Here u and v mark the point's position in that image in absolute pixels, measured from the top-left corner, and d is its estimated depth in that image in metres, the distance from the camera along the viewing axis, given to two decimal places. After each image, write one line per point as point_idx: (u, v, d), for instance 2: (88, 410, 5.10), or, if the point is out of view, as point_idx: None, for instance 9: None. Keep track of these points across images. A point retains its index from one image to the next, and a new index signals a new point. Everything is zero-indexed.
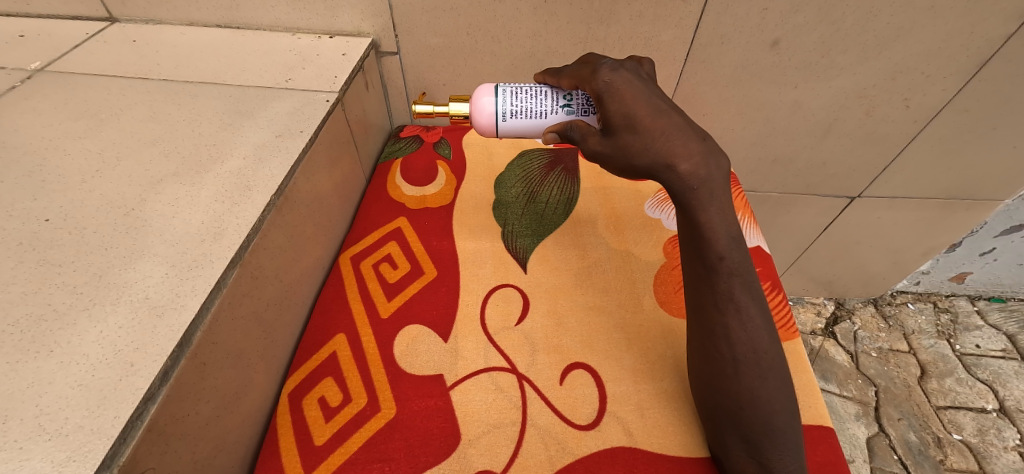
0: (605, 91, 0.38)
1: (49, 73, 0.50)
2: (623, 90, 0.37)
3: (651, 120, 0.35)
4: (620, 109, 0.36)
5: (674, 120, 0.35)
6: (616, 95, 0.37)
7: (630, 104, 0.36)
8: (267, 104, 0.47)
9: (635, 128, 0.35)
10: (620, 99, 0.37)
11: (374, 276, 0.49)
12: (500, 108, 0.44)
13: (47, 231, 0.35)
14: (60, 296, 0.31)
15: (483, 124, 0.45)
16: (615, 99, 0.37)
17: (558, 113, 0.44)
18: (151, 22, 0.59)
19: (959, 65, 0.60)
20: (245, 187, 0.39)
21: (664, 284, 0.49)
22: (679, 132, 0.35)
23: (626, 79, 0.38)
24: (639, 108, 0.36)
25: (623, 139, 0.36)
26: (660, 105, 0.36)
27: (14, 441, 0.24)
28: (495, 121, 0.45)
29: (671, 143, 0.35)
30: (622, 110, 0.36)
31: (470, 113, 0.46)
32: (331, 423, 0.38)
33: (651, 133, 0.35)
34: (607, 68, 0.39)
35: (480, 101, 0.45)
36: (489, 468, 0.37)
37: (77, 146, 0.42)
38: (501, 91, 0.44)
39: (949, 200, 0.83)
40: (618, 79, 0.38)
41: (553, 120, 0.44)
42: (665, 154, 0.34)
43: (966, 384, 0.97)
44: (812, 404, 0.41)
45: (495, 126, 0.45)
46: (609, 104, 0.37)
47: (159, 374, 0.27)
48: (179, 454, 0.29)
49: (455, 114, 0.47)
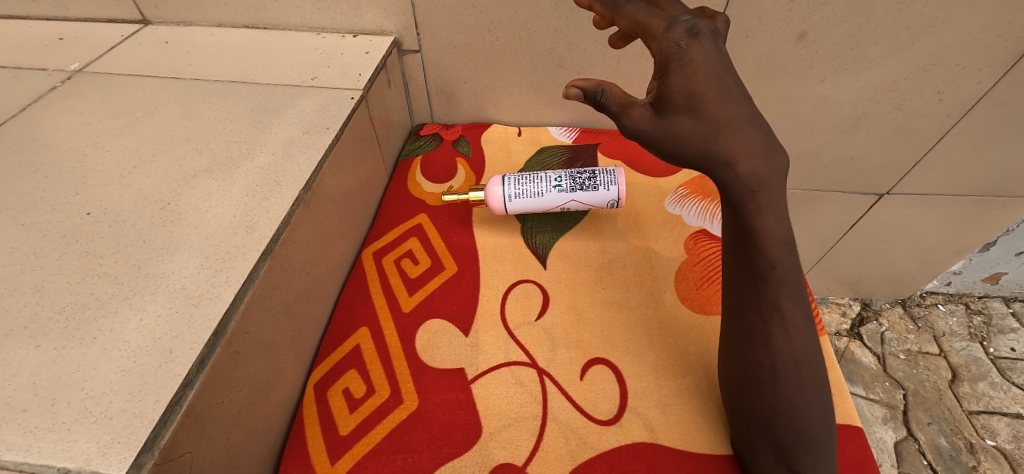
0: (675, 59, 0.33)
1: (87, 75, 0.52)
2: (696, 63, 0.33)
3: (717, 107, 0.32)
4: (687, 86, 0.33)
5: (740, 111, 0.33)
6: (686, 67, 0.33)
7: (700, 83, 0.32)
8: (294, 101, 0.49)
9: (698, 112, 0.33)
10: (691, 72, 0.33)
11: (396, 271, 0.50)
12: (507, 193, 0.51)
13: (88, 224, 0.36)
14: (102, 286, 0.32)
15: (493, 203, 0.52)
16: (684, 71, 0.33)
17: (554, 192, 0.51)
18: (182, 24, 0.60)
19: (996, 56, 0.57)
20: (275, 181, 0.40)
21: (685, 281, 0.49)
22: (743, 125, 0.33)
23: (702, 49, 0.33)
24: (709, 89, 0.32)
25: (681, 121, 0.33)
26: (730, 89, 0.33)
27: (62, 423, 0.25)
28: (504, 203, 0.51)
29: (733, 138, 0.32)
30: (689, 87, 0.33)
31: (481, 196, 0.52)
32: (355, 413, 0.39)
33: (715, 122, 0.32)
34: (684, 29, 0.33)
35: (490, 189, 0.51)
36: (511, 461, 0.37)
37: (115, 143, 0.43)
38: (506, 180, 0.51)
39: (984, 198, 0.80)
40: (694, 48, 0.33)
41: (549, 198, 0.51)
42: (726, 149, 0.32)
43: (1001, 389, 0.94)
44: (839, 403, 0.40)
45: (504, 206, 0.52)
46: (676, 75, 0.33)
47: (196, 362, 0.28)
48: (215, 439, 0.30)
49: (476, 199, 0.52)
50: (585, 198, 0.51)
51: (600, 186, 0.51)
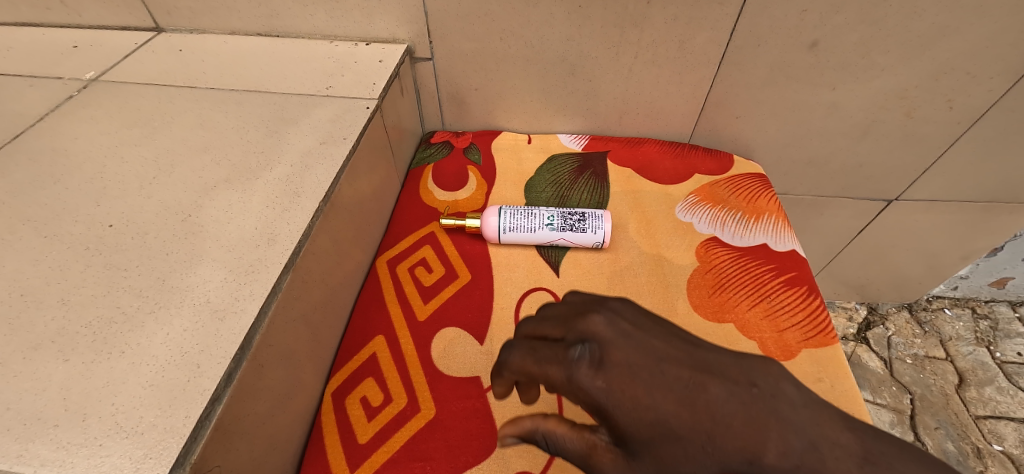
0: (599, 383, 0.25)
1: (102, 83, 0.52)
2: (621, 364, 0.25)
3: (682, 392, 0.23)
4: (627, 399, 0.24)
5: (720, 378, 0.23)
6: (614, 372, 0.25)
7: (636, 380, 0.24)
8: (310, 111, 0.49)
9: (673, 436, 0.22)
10: (622, 379, 0.24)
11: (410, 279, 0.50)
12: (502, 225, 0.52)
13: (111, 236, 0.36)
14: (128, 299, 0.32)
15: (489, 233, 0.52)
16: (608, 378, 0.25)
17: (546, 228, 0.52)
18: (195, 31, 0.61)
19: (1007, 64, 0.58)
20: (294, 193, 0.40)
21: (697, 288, 0.49)
22: (742, 389, 0.23)
23: (616, 338, 0.26)
24: (656, 384, 0.24)
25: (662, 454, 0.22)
26: (685, 367, 0.24)
27: (94, 438, 0.26)
28: (499, 234, 0.52)
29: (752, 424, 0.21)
30: (624, 392, 0.24)
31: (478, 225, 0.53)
32: (373, 422, 0.39)
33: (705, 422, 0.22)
34: (586, 366, 0.26)
35: (486, 219, 0.52)
36: (528, 470, 0.37)
37: (133, 153, 0.44)
38: (503, 211, 0.52)
39: (992, 204, 0.80)
40: (609, 351, 0.26)
41: (541, 235, 0.52)
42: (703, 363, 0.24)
43: (1007, 393, 0.94)
44: (854, 411, 0.40)
45: (499, 237, 0.52)
46: (597, 386, 0.25)
47: (224, 376, 0.29)
48: (241, 452, 0.30)
49: (471, 226, 0.53)
50: (575, 238, 0.52)
51: (589, 228, 0.52)
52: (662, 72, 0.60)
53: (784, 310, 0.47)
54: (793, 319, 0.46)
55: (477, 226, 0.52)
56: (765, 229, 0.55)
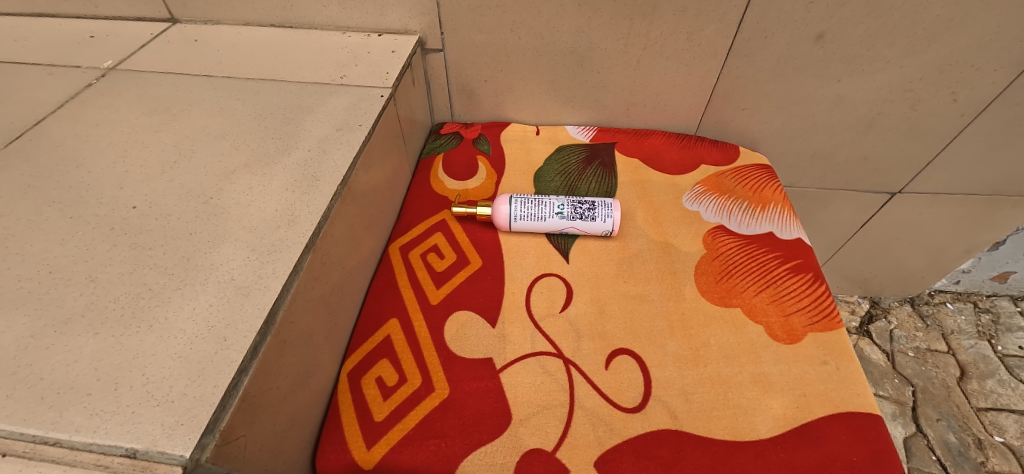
0: None
1: (120, 72, 0.53)
2: None
3: None
4: None
5: None
6: None
7: None
8: (325, 99, 0.50)
9: None
10: None
11: (422, 265, 0.51)
12: (514, 213, 0.53)
13: (134, 217, 0.37)
14: (154, 276, 0.33)
15: (500, 221, 0.53)
16: None
17: (556, 217, 0.53)
18: (210, 22, 0.61)
19: (1012, 57, 0.58)
20: (313, 177, 0.41)
21: (705, 275, 0.50)
22: None
23: None
24: None
25: None
26: None
27: (126, 405, 0.27)
28: (510, 221, 0.53)
29: None
30: None
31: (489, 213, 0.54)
32: (389, 401, 0.40)
33: None
34: None
35: (497, 207, 0.53)
36: (541, 446, 0.38)
37: (154, 138, 0.44)
38: (514, 199, 0.53)
39: (995, 197, 0.81)
40: None
41: (551, 223, 0.53)
42: None
43: (1009, 386, 0.95)
44: (859, 392, 0.41)
45: (510, 224, 0.53)
46: None
47: (250, 349, 0.29)
48: (264, 424, 0.31)
49: (482, 215, 0.54)
50: (584, 226, 0.53)
51: (598, 218, 0.53)
52: (671, 64, 0.61)
53: (790, 295, 0.48)
54: (799, 304, 0.47)
55: (488, 214, 0.53)
56: (770, 218, 0.56)
